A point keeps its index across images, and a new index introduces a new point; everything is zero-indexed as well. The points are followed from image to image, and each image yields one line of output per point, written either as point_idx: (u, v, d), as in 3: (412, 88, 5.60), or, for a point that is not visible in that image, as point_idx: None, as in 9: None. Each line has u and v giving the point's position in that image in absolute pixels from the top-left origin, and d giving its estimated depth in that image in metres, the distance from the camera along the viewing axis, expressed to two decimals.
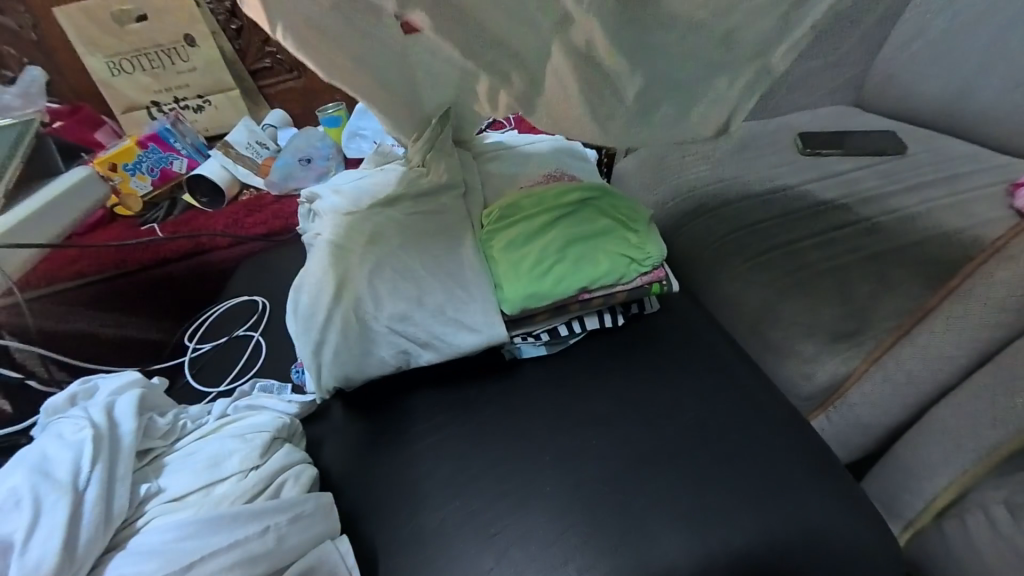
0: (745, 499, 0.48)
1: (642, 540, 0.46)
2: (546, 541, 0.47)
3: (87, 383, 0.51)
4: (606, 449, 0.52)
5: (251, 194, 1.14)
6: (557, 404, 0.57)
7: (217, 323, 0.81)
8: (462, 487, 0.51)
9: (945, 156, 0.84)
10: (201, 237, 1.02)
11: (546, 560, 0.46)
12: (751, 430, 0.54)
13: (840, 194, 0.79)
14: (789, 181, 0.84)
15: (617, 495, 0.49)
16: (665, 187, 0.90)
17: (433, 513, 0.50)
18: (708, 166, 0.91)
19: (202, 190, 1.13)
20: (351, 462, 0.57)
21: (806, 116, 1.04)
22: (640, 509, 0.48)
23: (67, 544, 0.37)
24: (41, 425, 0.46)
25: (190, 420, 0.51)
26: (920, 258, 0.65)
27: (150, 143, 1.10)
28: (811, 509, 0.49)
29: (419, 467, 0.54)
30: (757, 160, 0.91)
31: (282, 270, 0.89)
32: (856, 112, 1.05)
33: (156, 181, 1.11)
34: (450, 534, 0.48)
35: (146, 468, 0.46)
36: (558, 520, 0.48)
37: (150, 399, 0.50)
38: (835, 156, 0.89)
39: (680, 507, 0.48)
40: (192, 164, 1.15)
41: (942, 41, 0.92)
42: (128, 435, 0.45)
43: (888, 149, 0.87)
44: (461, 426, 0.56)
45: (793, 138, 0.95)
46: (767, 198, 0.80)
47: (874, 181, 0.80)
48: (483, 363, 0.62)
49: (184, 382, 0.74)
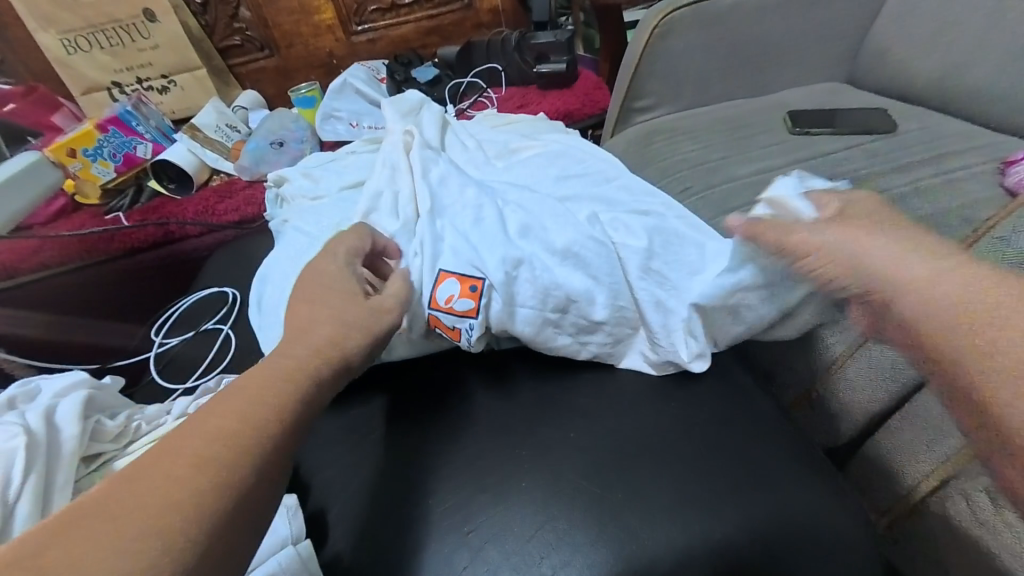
0: (725, 490, 0.47)
1: (620, 535, 0.44)
2: (522, 538, 0.45)
3: (26, 386, 0.47)
4: (583, 441, 0.51)
5: (222, 179, 1.09)
6: (537, 397, 0.55)
7: (185, 317, 0.78)
8: (436, 485, 0.50)
9: (935, 135, 0.81)
10: (170, 225, 0.97)
11: (522, 557, 0.44)
12: (733, 420, 0.52)
13: (828, 175, 0.76)
14: (778, 162, 0.81)
15: (595, 488, 0.47)
16: (650, 169, 0.87)
17: (406, 512, 0.48)
18: (695, 146, 0.89)
19: (170, 176, 1.08)
20: (323, 459, 0.54)
21: (797, 95, 1.01)
22: (618, 501, 0.46)
23: None
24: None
25: (145, 420, 0.48)
26: None
27: (110, 127, 1.04)
28: (794, 498, 0.47)
29: (391, 463, 0.52)
30: (745, 139, 0.88)
31: (254, 261, 0.85)
32: (848, 89, 1.02)
33: (120, 167, 1.05)
34: (423, 532, 0.47)
35: (91, 474, 0.43)
36: (534, 515, 0.46)
37: (100, 399, 0.47)
38: (825, 135, 0.86)
39: (658, 500, 0.46)
40: (158, 149, 1.10)
41: (935, 13, 0.89)
42: (71, 440, 0.41)
43: (878, 128, 0.85)
44: (438, 423, 0.54)
45: (781, 118, 0.93)
46: (753, 180, 0.78)
47: (863, 161, 0.78)
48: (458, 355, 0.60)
49: (150, 378, 0.70)
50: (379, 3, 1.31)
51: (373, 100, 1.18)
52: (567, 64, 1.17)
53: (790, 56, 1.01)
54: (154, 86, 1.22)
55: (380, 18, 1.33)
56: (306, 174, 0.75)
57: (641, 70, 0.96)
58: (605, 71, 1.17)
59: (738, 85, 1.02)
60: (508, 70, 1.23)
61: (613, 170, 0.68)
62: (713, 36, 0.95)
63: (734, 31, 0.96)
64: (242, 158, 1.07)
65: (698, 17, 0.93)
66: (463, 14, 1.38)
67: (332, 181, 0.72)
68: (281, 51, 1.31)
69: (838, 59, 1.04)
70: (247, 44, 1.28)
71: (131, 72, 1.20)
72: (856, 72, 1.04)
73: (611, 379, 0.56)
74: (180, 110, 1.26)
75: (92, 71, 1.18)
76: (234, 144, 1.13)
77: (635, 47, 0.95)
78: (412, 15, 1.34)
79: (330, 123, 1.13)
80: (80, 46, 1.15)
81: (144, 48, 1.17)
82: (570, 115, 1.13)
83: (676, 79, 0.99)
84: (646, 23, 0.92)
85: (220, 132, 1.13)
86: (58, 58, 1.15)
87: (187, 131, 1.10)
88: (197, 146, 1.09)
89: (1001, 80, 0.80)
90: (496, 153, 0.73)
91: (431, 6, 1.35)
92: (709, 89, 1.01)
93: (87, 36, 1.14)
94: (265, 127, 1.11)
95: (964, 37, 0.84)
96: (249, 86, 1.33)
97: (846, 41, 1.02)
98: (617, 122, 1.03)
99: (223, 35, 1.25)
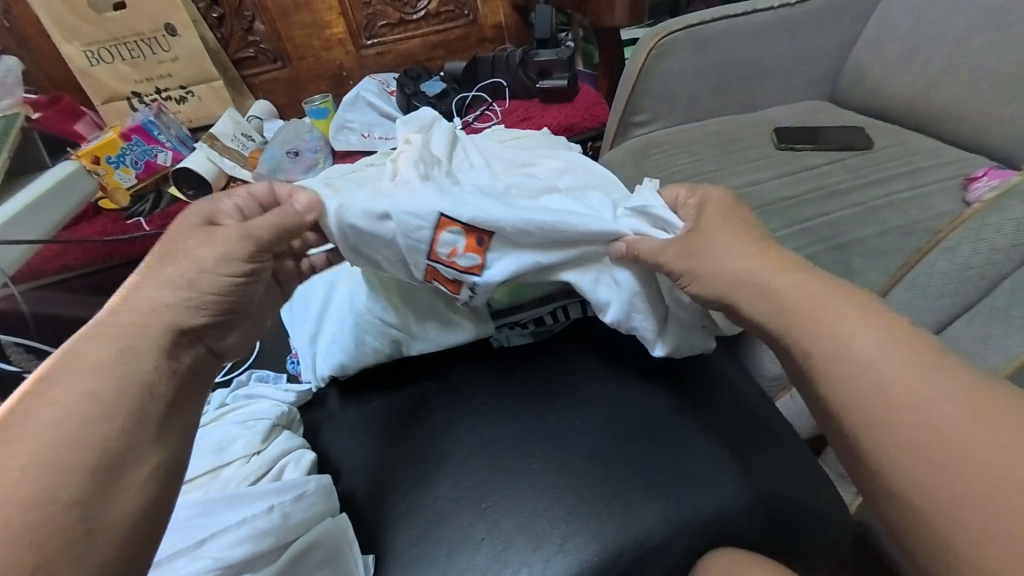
0: (718, 469, 0.52)
1: (621, 511, 0.50)
2: (533, 512, 0.50)
3: None
4: (588, 427, 0.56)
5: (239, 186, 1.14)
6: (545, 390, 0.60)
7: None
8: (452, 468, 0.55)
9: (908, 151, 0.88)
10: None
11: (534, 529, 0.49)
12: (724, 409, 0.58)
13: (811, 188, 0.83)
14: (764, 175, 0.87)
15: (598, 469, 0.53)
16: (647, 181, 0.93)
17: (425, 492, 0.53)
18: (689, 159, 0.95)
19: (188, 182, 1.12)
20: (350, 445, 0.59)
21: (783, 112, 1.08)
22: (619, 480, 0.52)
23: None
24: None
25: None
26: (880, 247, 0.69)
27: (134, 136, 1.09)
28: (779, 479, 0.52)
29: (413, 448, 0.57)
30: (735, 153, 0.94)
31: None
32: (830, 107, 1.09)
33: (140, 173, 1.10)
34: (440, 509, 0.52)
35: None
36: (543, 494, 0.51)
37: None
38: (809, 151, 0.93)
39: (656, 479, 0.52)
40: (177, 156, 1.14)
41: (909, 39, 0.96)
42: None
43: (857, 145, 0.92)
44: (455, 413, 0.59)
45: (769, 133, 0.99)
46: (742, 192, 0.84)
47: (843, 175, 0.85)
48: (473, 354, 0.65)
49: None
50: (388, 19, 1.37)
51: (384, 112, 1.24)
52: (568, 80, 1.23)
53: (777, 76, 1.08)
54: (172, 96, 1.27)
55: (389, 32, 1.39)
56: (328, 185, 0.80)
57: (638, 87, 1.03)
58: (604, 87, 1.24)
59: (729, 101, 1.09)
60: (512, 84, 1.30)
61: (608, 187, 0.74)
62: (705, 57, 1.02)
63: (723, 52, 1.02)
64: (259, 166, 1.12)
65: (690, 40, 1.00)
66: (468, 29, 1.45)
67: (353, 192, 0.78)
68: (293, 63, 1.37)
69: (821, 79, 1.11)
70: (261, 56, 1.34)
71: (150, 83, 1.24)
72: (837, 91, 1.12)
73: (615, 376, 0.61)
74: (196, 119, 1.31)
75: (113, 81, 1.22)
76: (250, 153, 1.18)
77: (633, 65, 1.01)
78: (420, 31, 1.41)
79: (343, 134, 1.20)
80: (102, 58, 1.20)
81: (163, 60, 1.22)
82: (571, 128, 1.19)
83: (670, 97, 1.05)
84: (642, 44, 0.99)
85: (236, 141, 1.18)
86: (81, 68, 1.20)
87: (205, 140, 1.14)
88: (216, 155, 1.14)
89: (968, 102, 0.87)
90: (503, 168, 0.79)
91: (438, 22, 1.41)
92: (702, 107, 1.08)
93: (110, 48, 1.19)
94: (280, 136, 1.15)
95: (933, 63, 0.92)
96: (263, 95, 1.39)
97: (829, 63, 1.10)
98: (616, 135, 1.09)
99: (239, 48, 1.31)
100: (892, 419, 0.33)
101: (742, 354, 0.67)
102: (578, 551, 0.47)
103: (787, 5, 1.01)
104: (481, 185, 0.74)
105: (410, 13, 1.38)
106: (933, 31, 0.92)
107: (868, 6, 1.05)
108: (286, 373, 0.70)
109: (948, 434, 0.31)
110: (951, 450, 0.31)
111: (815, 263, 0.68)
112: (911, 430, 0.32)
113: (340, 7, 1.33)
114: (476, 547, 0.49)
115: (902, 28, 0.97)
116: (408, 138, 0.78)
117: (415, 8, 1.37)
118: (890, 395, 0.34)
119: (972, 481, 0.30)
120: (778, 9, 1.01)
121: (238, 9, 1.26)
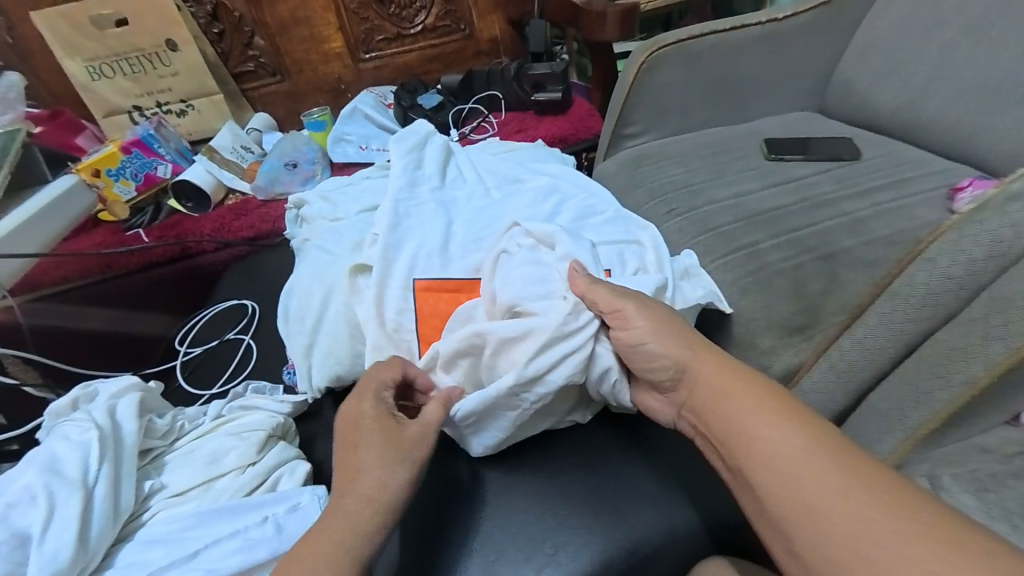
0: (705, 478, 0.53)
1: (615, 521, 0.50)
2: (527, 523, 0.50)
3: (87, 387, 0.53)
4: (580, 436, 0.57)
5: (238, 198, 1.15)
6: None
7: (207, 328, 0.83)
8: (447, 480, 0.55)
9: (895, 162, 0.90)
10: (188, 242, 1.03)
11: (526, 541, 0.49)
12: None
13: (800, 198, 0.84)
14: (754, 186, 0.89)
15: (591, 479, 0.53)
16: (640, 191, 0.95)
17: (418, 504, 0.53)
18: (681, 170, 0.96)
19: (187, 195, 1.14)
20: None
21: (773, 123, 1.10)
22: (611, 490, 0.52)
23: (79, 537, 0.40)
24: (46, 428, 0.49)
25: (188, 420, 0.54)
26: (866, 256, 0.70)
27: (133, 150, 1.10)
28: None
29: None
30: (725, 164, 0.96)
31: (271, 274, 0.91)
32: (818, 118, 1.11)
33: (140, 186, 1.11)
34: (434, 522, 0.52)
35: (148, 466, 0.49)
36: (536, 505, 0.52)
37: (149, 401, 0.53)
38: (798, 161, 0.95)
39: (647, 489, 0.52)
40: (176, 169, 1.16)
41: (894, 53, 0.98)
42: (131, 435, 0.47)
43: (845, 155, 0.94)
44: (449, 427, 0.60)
45: (759, 144, 1.01)
46: (733, 202, 0.86)
47: (830, 186, 0.86)
48: None
49: (176, 385, 0.75)
50: (385, 33, 1.40)
51: (381, 124, 1.26)
52: (561, 93, 1.25)
53: (766, 88, 1.10)
54: (172, 110, 1.28)
55: (386, 46, 1.42)
56: (324, 198, 0.81)
57: (630, 99, 1.05)
58: (597, 99, 1.26)
59: (720, 112, 1.11)
60: (507, 96, 1.32)
61: (600, 203, 0.75)
62: (695, 71, 1.05)
63: (713, 66, 1.05)
64: (258, 178, 1.13)
65: (680, 55, 1.02)
66: (464, 43, 1.48)
67: (349, 204, 0.79)
68: (292, 76, 1.39)
69: (809, 91, 1.14)
70: (260, 70, 1.36)
71: (151, 97, 1.26)
72: (826, 102, 1.14)
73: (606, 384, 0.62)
74: (196, 132, 1.32)
75: (114, 95, 1.24)
76: (249, 165, 1.19)
77: (625, 78, 1.04)
78: (416, 44, 1.44)
79: (341, 146, 1.21)
80: (104, 73, 1.21)
81: (164, 75, 1.24)
82: (565, 140, 1.20)
83: (661, 109, 1.07)
84: (634, 59, 1.01)
85: (235, 153, 1.19)
86: (83, 83, 1.21)
87: (204, 153, 1.16)
88: (215, 167, 1.15)
89: (953, 115, 0.89)
90: (495, 184, 0.80)
91: (434, 36, 1.44)
92: (692, 119, 1.10)
93: (111, 63, 1.21)
94: (278, 149, 1.17)
95: (917, 76, 0.94)
96: (261, 108, 1.41)
97: (816, 75, 1.12)
98: (609, 146, 1.11)
99: (238, 62, 1.34)
100: (777, 486, 0.41)
101: (735, 363, 0.68)
102: (571, 562, 0.47)
103: (773, 20, 1.03)
104: (472, 203, 0.76)
105: (407, 27, 1.41)
106: (915, 46, 0.94)
107: (853, 20, 1.08)
108: (282, 384, 0.70)
109: (784, 480, 0.41)
110: (784, 486, 0.41)
111: (803, 271, 0.70)
112: (760, 483, 0.42)
113: (338, 22, 1.35)
114: (469, 559, 0.49)
115: (886, 42, 1.00)
116: (402, 153, 0.80)
117: (411, 23, 1.40)
118: (757, 448, 0.43)
119: (794, 513, 0.40)
120: (765, 24, 1.03)
121: (238, 25, 1.29)
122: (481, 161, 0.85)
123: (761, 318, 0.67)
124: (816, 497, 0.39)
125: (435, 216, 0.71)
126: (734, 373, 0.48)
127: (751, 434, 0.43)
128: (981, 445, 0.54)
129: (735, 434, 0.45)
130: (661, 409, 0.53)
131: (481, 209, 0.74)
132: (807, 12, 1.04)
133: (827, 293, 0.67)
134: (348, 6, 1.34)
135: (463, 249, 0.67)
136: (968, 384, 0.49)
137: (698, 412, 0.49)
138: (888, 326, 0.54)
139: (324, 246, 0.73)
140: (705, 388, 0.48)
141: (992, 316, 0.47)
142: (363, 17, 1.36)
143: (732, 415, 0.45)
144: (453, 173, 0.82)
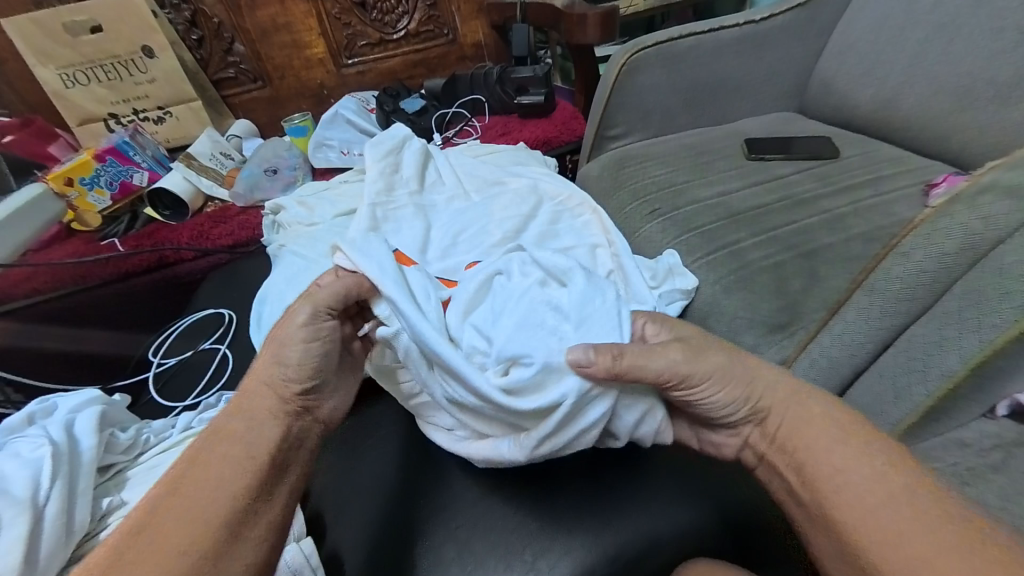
0: (682, 479, 0.52)
1: (592, 525, 0.48)
2: (505, 531, 0.49)
3: (43, 403, 0.52)
4: None
5: (216, 206, 1.13)
6: None
7: (182, 338, 0.81)
8: (425, 487, 0.53)
9: (872, 160, 0.91)
10: (165, 251, 1.01)
11: (505, 551, 0.48)
12: None
13: (780, 197, 0.84)
14: (735, 185, 0.89)
15: (569, 481, 0.52)
16: (622, 193, 0.95)
17: (393, 515, 0.52)
18: (663, 171, 0.97)
19: (164, 203, 1.11)
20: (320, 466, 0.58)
21: (753, 124, 1.11)
22: (590, 494, 0.51)
23: (26, 560, 0.38)
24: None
25: (152, 433, 0.53)
26: (845, 253, 0.70)
27: (108, 158, 1.08)
28: (746, 484, 0.53)
29: (383, 466, 0.56)
30: (707, 164, 0.96)
31: (249, 281, 0.89)
32: (797, 119, 1.12)
33: (115, 195, 1.08)
34: (411, 531, 0.50)
35: (107, 483, 0.47)
36: (516, 512, 0.50)
37: (111, 415, 0.52)
38: (778, 161, 0.95)
39: (626, 491, 0.51)
40: (153, 177, 1.13)
41: (870, 52, 0.99)
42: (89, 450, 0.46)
43: (823, 154, 0.94)
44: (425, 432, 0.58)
45: (740, 144, 1.02)
46: (715, 202, 0.86)
47: (810, 184, 0.87)
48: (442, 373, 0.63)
49: (148, 398, 0.73)
50: (368, 38, 1.39)
51: (364, 129, 1.25)
52: (545, 96, 1.25)
53: (747, 88, 1.11)
54: (150, 117, 1.26)
55: (369, 51, 1.41)
56: (301, 203, 0.80)
57: (612, 101, 1.05)
58: (580, 102, 1.26)
59: (701, 113, 1.12)
60: (491, 100, 1.32)
61: (578, 204, 0.75)
62: (676, 72, 1.05)
63: (693, 67, 1.05)
64: (236, 185, 1.11)
65: (661, 56, 1.03)
66: (448, 47, 1.47)
67: (326, 209, 0.78)
68: (273, 82, 1.38)
69: (789, 91, 1.15)
70: (241, 76, 1.35)
71: (127, 104, 1.24)
72: (805, 102, 1.15)
73: None
74: (174, 139, 1.30)
75: (88, 103, 1.21)
76: (228, 172, 1.17)
77: (607, 80, 1.04)
78: (399, 49, 1.43)
79: (322, 151, 1.20)
80: (77, 80, 1.19)
81: (140, 82, 1.22)
82: (549, 142, 1.20)
83: (643, 110, 1.08)
84: (615, 61, 1.01)
85: (214, 160, 1.18)
86: (55, 91, 1.18)
87: (182, 160, 1.14)
88: (193, 174, 1.13)
89: (928, 112, 0.90)
90: (475, 187, 0.79)
91: (417, 41, 1.44)
92: (675, 119, 1.11)
93: (85, 70, 1.18)
94: (258, 155, 1.15)
95: (892, 75, 0.95)
96: (243, 115, 1.39)
97: (795, 76, 1.13)
98: (592, 148, 1.11)
99: (218, 68, 1.33)
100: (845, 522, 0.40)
101: None
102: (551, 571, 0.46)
103: (751, 22, 1.05)
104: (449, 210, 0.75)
105: (389, 32, 1.40)
106: (890, 46, 0.95)
107: (829, 22, 1.09)
108: None
109: (888, 524, 0.38)
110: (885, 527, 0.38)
111: (784, 269, 0.69)
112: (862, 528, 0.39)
113: (319, 28, 1.35)
114: (445, 569, 0.47)
115: (861, 42, 1.01)
116: (380, 156, 0.79)
117: (394, 28, 1.40)
118: (858, 490, 0.40)
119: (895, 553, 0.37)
120: (743, 26, 1.04)
121: (217, 31, 1.28)
122: (461, 163, 0.85)
123: (743, 317, 0.67)
124: (886, 531, 0.38)
125: (415, 221, 0.70)
126: (818, 402, 0.46)
127: (839, 469, 0.41)
128: (959, 439, 0.53)
129: (814, 467, 0.43)
130: (722, 443, 0.51)
131: (460, 212, 0.73)
132: (784, 14, 1.06)
133: (808, 290, 0.67)
134: (330, 12, 1.34)
135: (441, 254, 0.67)
136: (943, 379, 0.49)
137: (777, 444, 0.46)
138: (865, 322, 0.54)
139: (300, 252, 0.71)
140: (785, 420, 0.46)
141: (965, 309, 0.47)
142: (345, 22, 1.36)
143: (821, 447, 0.43)
144: (433, 177, 0.81)
